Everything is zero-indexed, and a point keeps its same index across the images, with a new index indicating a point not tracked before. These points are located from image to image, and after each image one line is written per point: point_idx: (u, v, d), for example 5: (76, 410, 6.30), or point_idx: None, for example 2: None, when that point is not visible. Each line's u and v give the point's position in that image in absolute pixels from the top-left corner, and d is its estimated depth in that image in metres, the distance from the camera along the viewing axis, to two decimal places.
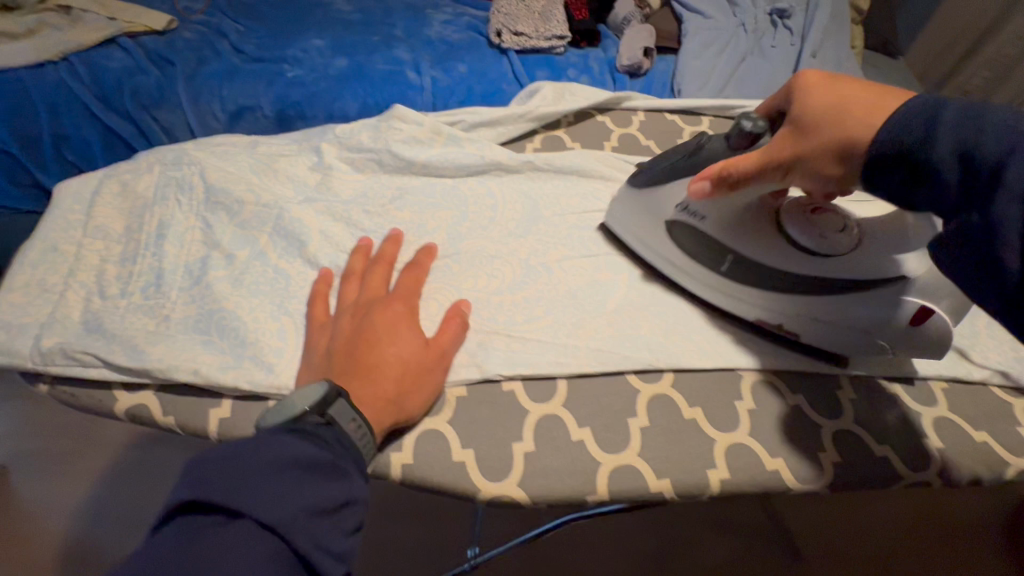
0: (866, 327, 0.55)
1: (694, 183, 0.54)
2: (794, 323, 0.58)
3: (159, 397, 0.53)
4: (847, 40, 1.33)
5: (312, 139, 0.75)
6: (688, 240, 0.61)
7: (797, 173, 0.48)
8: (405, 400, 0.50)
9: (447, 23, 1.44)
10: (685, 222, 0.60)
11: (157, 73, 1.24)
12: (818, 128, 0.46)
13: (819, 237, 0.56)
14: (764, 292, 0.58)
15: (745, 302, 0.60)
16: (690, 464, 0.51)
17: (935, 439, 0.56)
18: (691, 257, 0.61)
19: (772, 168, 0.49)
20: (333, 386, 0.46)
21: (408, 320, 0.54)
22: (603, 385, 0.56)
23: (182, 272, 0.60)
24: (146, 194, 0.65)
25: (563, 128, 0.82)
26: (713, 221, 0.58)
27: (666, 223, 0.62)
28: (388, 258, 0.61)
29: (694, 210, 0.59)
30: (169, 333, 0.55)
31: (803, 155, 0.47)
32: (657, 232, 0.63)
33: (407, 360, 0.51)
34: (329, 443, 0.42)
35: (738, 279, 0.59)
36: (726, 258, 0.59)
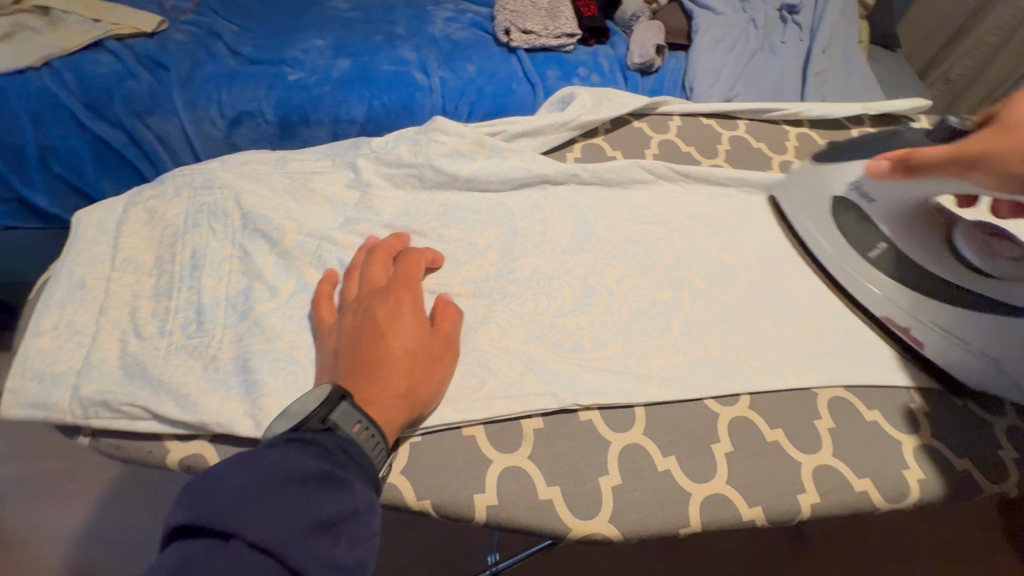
0: (975, 345, 0.55)
1: (877, 160, 0.60)
2: (920, 328, 0.58)
3: (216, 447, 0.49)
4: (855, 35, 1.33)
5: (345, 154, 0.71)
6: (849, 224, 0.65)
7: (976, 171, 0.46)
8: (418, 392, 0.48)
9: (451, 20, 1.38)
10: (858, 204, 0.65)
11: (149, 79, 1.15)
12: (1015, 129, 0.43)
13: (992, 253, 0.57)
14: (886, 281, 0.61)
15: (863, 289, 0.63)
16: (779, 490, 0.50)
17: (1010, 449, 0.56)
18: (842, 239, 0.65)
19: (953, 161, 0.48)
20: (337, 388, 0.43)
21: (411, 307, 0.52)
22: (681, 411, 0.54)
23: (226, 308, 0.56)
24: (176, 221, 0.61)
25: (601, 136, 0.80)
26: (886, 208, 0.62)
27: (830, 197, 0.66)
28: (387, 247, 0.59)
29: (866, 192, 0.63)
30: (220, 378, 0.51)
31: (986, 153, 0.45)
32: (821, 209, 0.67)
33: (415, 350, 0.49)
34: (330, 451, 0.40)
35: (885, 268, 0.62)
36: (878, 246, 0.63)
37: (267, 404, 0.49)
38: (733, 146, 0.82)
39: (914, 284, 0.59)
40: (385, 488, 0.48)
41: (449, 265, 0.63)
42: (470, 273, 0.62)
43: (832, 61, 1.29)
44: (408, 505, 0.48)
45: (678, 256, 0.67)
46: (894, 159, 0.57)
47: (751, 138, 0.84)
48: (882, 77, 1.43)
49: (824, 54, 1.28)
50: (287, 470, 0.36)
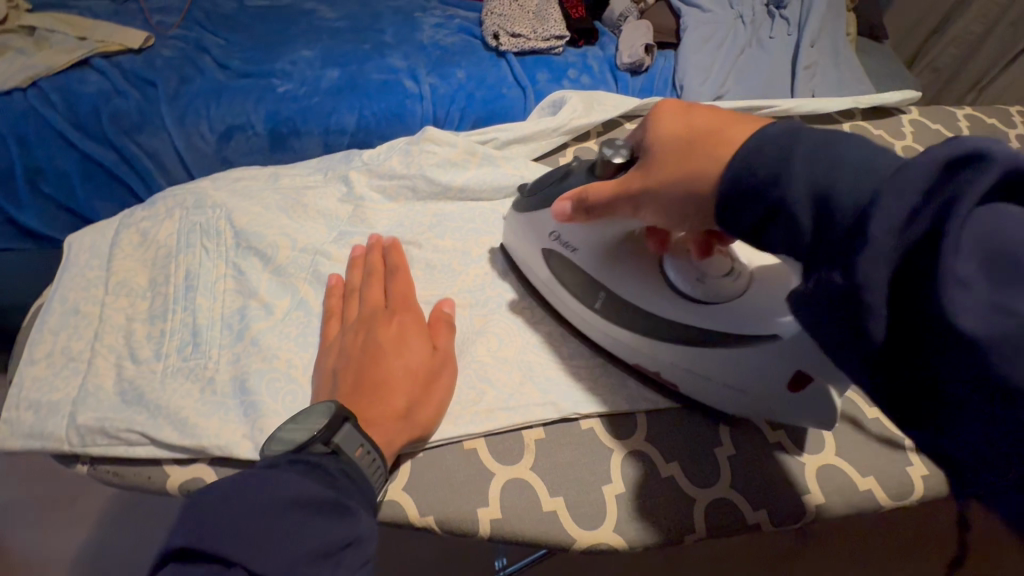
0: (732, 385, 0.50)
1: (560, 202, 0.50)
2: (671, 372, 0.52)
3: (216, 470, 0.49)
4: (843, 28, 1.33)
5: (337, 167, 0.70)
6: (569, 273, 0.56)
7: (646, 207, 0.42)
8: (419, 412, 0.48)
9: (439, 27, 1.38)
10: (559, 253, 0.55)
11: (137, 96, 1.14)
12: (663, 163, 0.40)
13: (701, 282, 0.50)
14: (629, 335, 0.53)
15: (620, 341, 0.54)
16: (783, 492, 0.50)
17: None
18: (569, 288, 0.56)
19: (624, 201, 0.44)
20: (338, 411, 0.44)
21: (411, 328, 0.53)
22: (684, 415, 0.54)
23: (221, 327, 0.56)
24: (168, 242, 0.60)
25: (593, 139, 0.79)
26: (585, 254, 0.53)
27: (543, 248, 0.57)
28: (379, 267, 0.59)
29: (565, 241, 0.54)
30: (217, 401, 0.51)
31: (650, 188, 0.41)
32: (537, 259, 0.58)
33: (416, 372, 0.49)
34: (334, 476, 0.40)
35: (613, 318, 0.53)
36: (598, 296, 0.54)
37: (266, 425, 0.49)
38: None
39: (647, 330, 0.52)
40: (391, 505, 0.47)
41: (445, 275, 0.63)
42: (467, 283, 0.62)
43: (821, 55, 1.29)
44: (413, 521, 0.48)
45: None
46: (575, 200, 0.49)
47: None
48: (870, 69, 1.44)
49: (813, 48, 1.29)
50: (288, 497, 0.35)
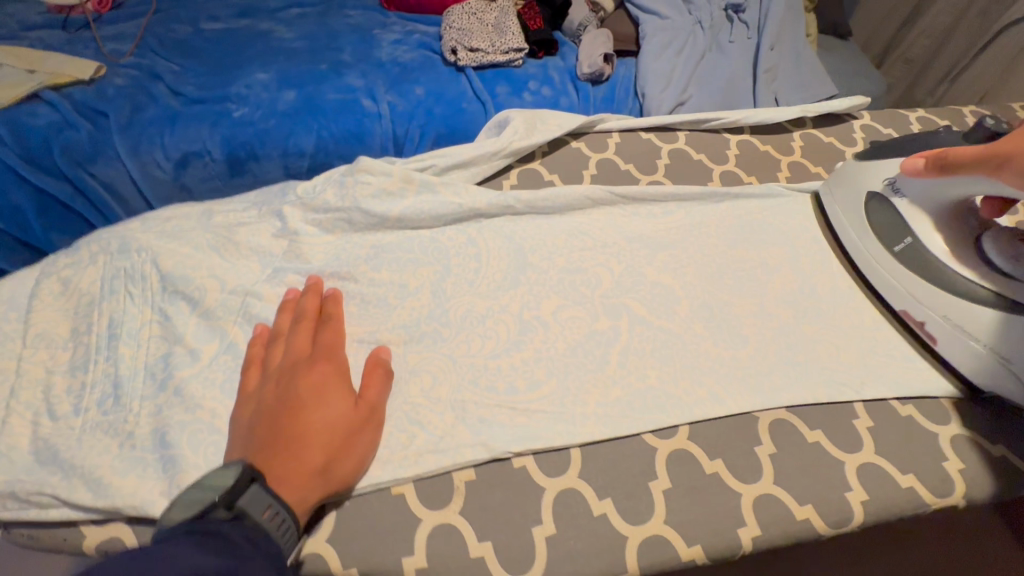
0: (997, 350, 0.56)
1: (910, 160, 0.61)
2: (935, 323, 0.60)
3: (133, 529, 0.47)
4: (802, 30, 1.33)
5: (272, 202, 0.69)
6: (880, 219, 0.66)
7: (1008, 168, 0.51)
8: (336, 469, 0.47)
9: (398, 43, 1.37)
10: (885, 198, 0.67)
11: (88, 127, 1.10)
12: None
13: (1015, 263, 0.58)
14: (909, 275, 0.62)
15: (894, 284, 0.64)
16: (719, 526, 0.49)
17: (952, 460, 0.55)
18: (872, 230, 0.67)
19: (986, 160, 0.53)
20: (247, 469, 0.42)
21: (335, 381, 0.51)
22: (618, 448, 0.53)
23: (144, 377, 0.54)
24: (92, 289, 0.59)
25: (538, 160, 0.78)
26: (914, 198, 0.64)
27: (866, 193, 0.69)
28: (314, 313, 0.58)
29: (899, 187, 0.65)
30: (135, 456, 0.49)
31: (1020, 152, 0.50)
32: (852, 199, 0.70)
33: (338, 424, 0.48)
34: (237, 545, 0.36)
35: (907, 260, 0.63)
36: (902, 241, 0.64)
37: (182, 481, 0.47)
38: (673, 160, 0.81)
39: (922, 273, 0.62)
40: (310, 558, 0.46)
41: (380, 310, 0.61)
42: (403, 317, 0.61)
43: (781, 57, 1.29)
44: None
45: (616, 281, 0.65)
46: (929, 158, 0.59)
47: (692, 149, 0.83)
48: (833, 69, 1.43)
49: (772, 51, 1.28)
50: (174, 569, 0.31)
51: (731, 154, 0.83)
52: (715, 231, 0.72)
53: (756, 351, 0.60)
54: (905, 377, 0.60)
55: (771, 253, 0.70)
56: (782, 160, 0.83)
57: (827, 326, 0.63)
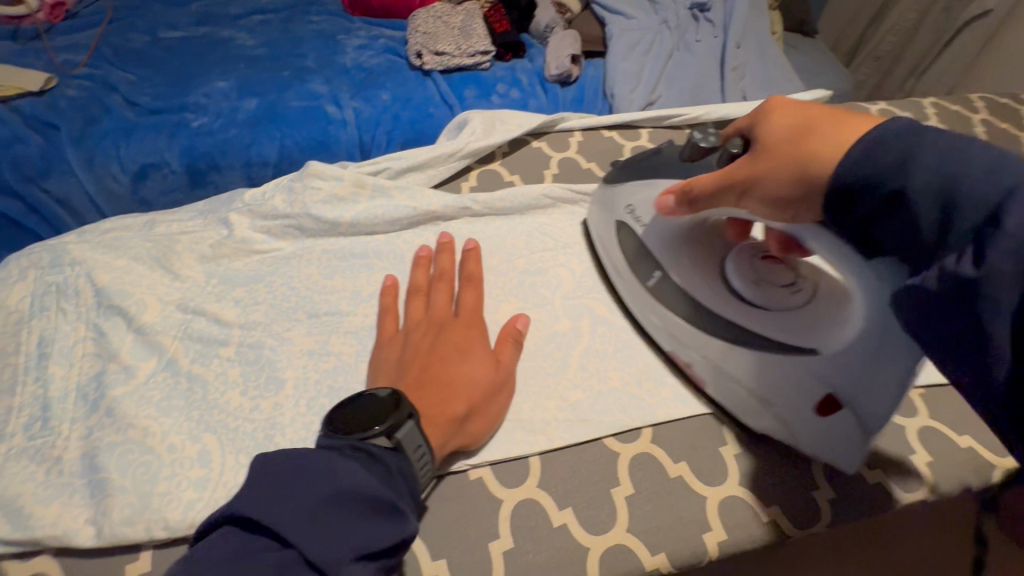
0: (757, 391, 0.50)
1: (665, 195, 0.53)
2: (699, 364, 0.54)
3: (57, 563, 0.44)
4: (767, 27, 1.33)
5: (219, 210, 0.66)
6: (631, 245, 0.60)
7: (752, 193, 0.44)
8: (470, 424, 0.48)
9: (363, 48, 1.35)
10: (630, 226, 0.60)
11: (38, 140, 1.05)
12: (771, 149, 0.43)
13: (757, 286, 0.53)
14: (653, 304, 0.57)
15: (652, 321, 0.57)
16: (683, 532, 0.47)
17: (922, 453, 0.53)
18: (626, 262, 0.60)
19: (728, 186, 0.46)
20: (406, 404, 0.43)
21: (480, 341, 0.53)
22: (579, 454, 0.51)
23: (76, 397, 0.51)
24: (21, 306, 0.55)
25: (498, 160, 0.77)
26: (655, 229, 0.58)
27: (615, 222, 0.62)
28: (419, 286, 0.59)
29: (637, 213, 0.60)
30: (63, 482, 0.46)
31: (760, 175, 0.44)
32: (608, 227, 0.63)
33: (477, 382, 0.49)
34: (392, 473, 0.40)
35: (662, 297, 0.56)
36: (654, 274, 0.57)
37: (110, 508, 0.44)
38: None
39: (693, 314, 0.54)
40: None
41: (330, 319, 0.59)
42: (354, 324, 0.59)
43: (747, 55, 1.29)
44: None
45: (578, 282, 0.63)
46: (677, 193, 0.52)
47: (655, 147, 0.82)
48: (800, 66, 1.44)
49: (739, 49, 1.28)
50: (337, 486, 0.37)
51: None
52: None
53: None
54: None
55: None
56: None
57: None
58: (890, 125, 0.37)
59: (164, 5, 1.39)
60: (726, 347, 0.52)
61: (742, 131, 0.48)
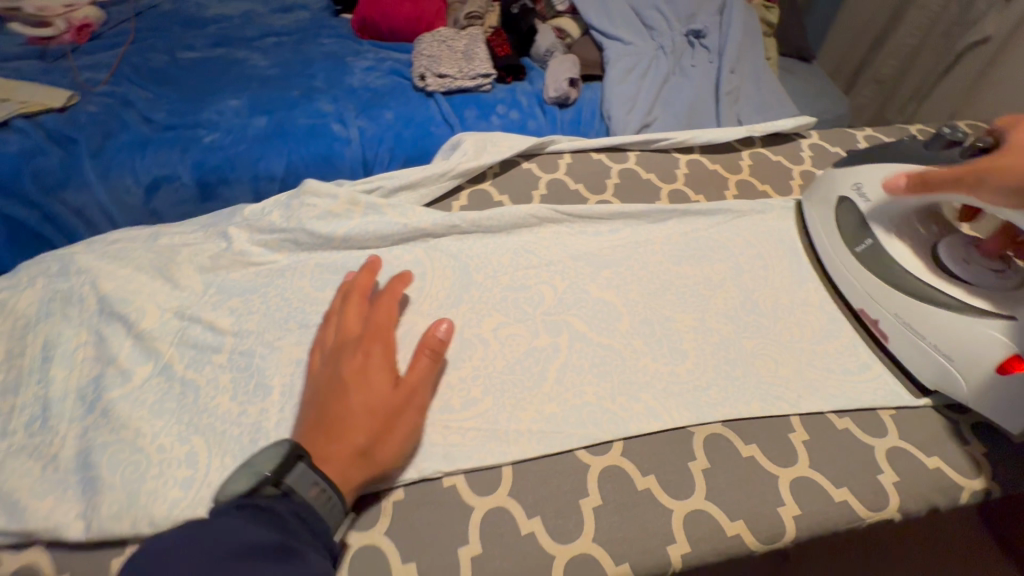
0: (940, 346, 0.57)
1: (894, 177, 0.61)
2: (889, 323, 0.62)
3: (48, 555, 0.47)
4: (761, 54, 1.37)
5: (220, 223, 0.69)
6: (853, 218, 0.67)
7: (985, 183, 0.51)
8: (374, 453, 0.48)
9: (370, 70, 1.40)
10: (853, 202, 0.68)
11: (58, 153, 1.11)
12: (1022, 150, 0.50)
13: (964, 264, 0.60)
14: (865, 276, 0.64)
15: (856, 282, 0.65)
16: (647, 544, 0.48)
17: (888, 472, 0.54)
18: (838, 234, 0.68)
19: (958, 182, 0.53)
20: (294, 448, 0.44)
21: (379, 361, 0.52)
22: (549, 465, 0.52)
23: (73, 398, 0.54)
24: (28, 311, 0.59)
25: (488, 180, 0.80)
26: (874, 203, 0.65)
27: (837, 197, 0.70)
28: (359, 289, 0.59)
29: (864, 191, 0.67)
30: (58, 478, 0.49)
31: (1000, 167, 0.50)
32: (827, 207, 0.71)
33: (376, 411, 0.49)
34: (285, 519, 0.41)
35: (869, 263, 0.64)
36: (864, 242, 0.65)
37: (99, 504, 0.47)
38: (622, 179, 0.82)
39: (890, 278, 0.62)
40: None
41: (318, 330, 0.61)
42: None
43: (742, 80, 1.32)
44: None
45: (558, 298, 0.66)
46: (912, 178, 0.58)
47: (642, 169, 0.84)
48: (796, 90, 1.47)
49: (733, 74, 1.31)
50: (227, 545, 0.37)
51: (681, 173, 0.84)
52: (661, 247, 0.72)
53: (694, 365, 0.60)
54: (849, 388, 0.60)
55: (715, 268, 0.70)
56: (731, 178, 0.84)
57: (766, 340, 0.63)
58: None
59: (184, 28, 1.46)
60: (920, 306, 0.59)
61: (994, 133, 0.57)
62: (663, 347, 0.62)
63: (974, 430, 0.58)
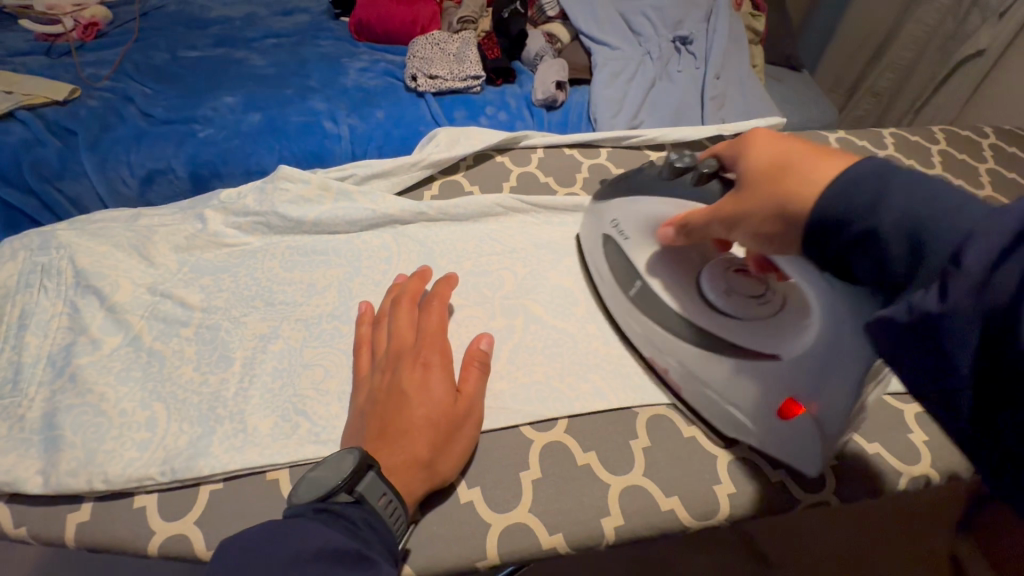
0: (716, 388, 0.53)
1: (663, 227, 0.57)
2: (675, 371, 0.56)
3: (10, 508, 0.49)
4: (746, 61, 1.39)
5: (197, 206, 0.73)
6: (615, 258, 0.63)
7: (743, 226, 0.46)
8: (438, 463, 0.48)
9: (364, 71, 1.44)
10: (615, 240, 0.64)
11: (58, 144, 1.15)
12: (752, 187, 0.45)
13: (728, 297, 0.55)
14: (637, 317, 0.59)
15: (634, 327, 0.60)
16: (582, 515, 0.50)
17: (827, 456, 0.55)
18: (611, 274, 0.63)
19: (721, 224, 0.49)
20: (364, 457, 0.45)
21: (439, 371, 0.52)
22: (495, 439, 0.54)
23: (45, 364, 0.57)
24: (8, 282, 0.62)
25: (461, 172, 0.82)
26: (636, 241, 0.62)
27: (601, 237, 0.66)
28: (411, 293, 0.60)
29: (620, 229, 0.63)
30: (23, 437, 0.52)
31: (748, 209, 0.45)
32: (598, 242, 0.66)
33: (437, 420, 0.49)
34: (357, 528, 0.42)
35: (640, 304, 0.59)
36: (635, 283, 0.60)
37: (59, 460, 0.49)
38: (592, 174, 0.85)
39: (657, 318, 0.58)
40: (175, 539, 0.48)
41: (284, 307, 0.64)
42: (305, 314, 0.63)
43: (726, 86, 1.34)
44: (199, 556, 0.48)
45: (518, 284, 0.68)
46: (676, 225, 0.55)
47: (612, 165, 0.86)
48: (783, 97, 1.49)
49: (718, 79, 1.33)
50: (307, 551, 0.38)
51: None
52: None
53: (644, 349, 0.62)
54: None
55: None
56: None
57: None
58: (862, 160, 0.38)
59: (187, 28, 1.51)
60: (702, 352, 0.54)
61: (718, 155, 0.55)
62: (616, 332, 0.64)
63: (916, 420, 0.59)
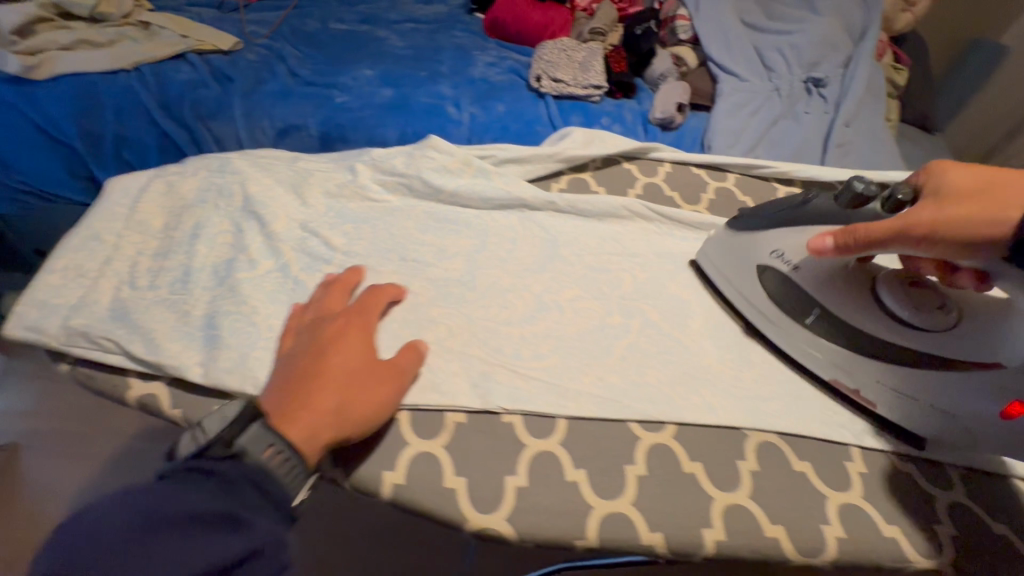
0: (907, 391, 0.55)
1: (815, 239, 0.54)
2: (873, 390, 0.57)
3: (169, 390, 0.55)
4: (880, 113, 1.34)
5: (349, 159, 0.79)
6: (781, 289, 0.61)
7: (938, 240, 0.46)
8: (345, 413, 0.47)
9: (491, 65, 1.50)
10: (776, 270, 0.61)
11: (217, 89, 1.28)
12: (967, 199, 0.46)
13: (912, 308, 0.54)
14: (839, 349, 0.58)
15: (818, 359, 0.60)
16: (687, 519, 0.50)
17: (947, 525, 0.53)
18: (779, 307, 0.61)
19: (905, 237, 0.48)
20: (246, 411, 0.43)
21: (354, 337, 0.53)
22: (603, 428, 0.55)
23: (209, 273, 0.63)
24: (188, 196, 0.69)
25: (589, 171, 0.84)
26: (808, 277, 0.58)
27: (756, 267, 0.63)
28: (344, 282, 0.61)
29: (788, 259, 0.59)
30: (187, 331, 0.58)
31: (941, 224, 0.46)
32: (746, 274, 0.64)
33: (352, 374, 0.49)
34: (231, 482, 0.39)
35: (826, 336, 0.58)
36: (811, 313, 0.59)
37: (219, 356, 0.55)
38: (717, 196, 0.84)
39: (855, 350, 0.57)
40: None
41: (416, 265, 0.68)
42: (434, 275, 0.67)
43: (856, 134, 1.29)
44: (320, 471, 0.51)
45: (638, 286, 0.69)
46: (838, 236, 0.53)
47: (739, 191, 0.86)
48: (912, 156, 1.42)
49: (848, 127, 1.29)
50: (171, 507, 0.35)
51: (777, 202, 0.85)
52: None
53: (759, 376, 0.61)
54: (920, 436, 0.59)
55: None
56: None
57: None
58: None
59: (338, 4, 1.64)
60: (898, 371, 0.55)
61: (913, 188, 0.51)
62: (733, 355, 0.63)
63: None
